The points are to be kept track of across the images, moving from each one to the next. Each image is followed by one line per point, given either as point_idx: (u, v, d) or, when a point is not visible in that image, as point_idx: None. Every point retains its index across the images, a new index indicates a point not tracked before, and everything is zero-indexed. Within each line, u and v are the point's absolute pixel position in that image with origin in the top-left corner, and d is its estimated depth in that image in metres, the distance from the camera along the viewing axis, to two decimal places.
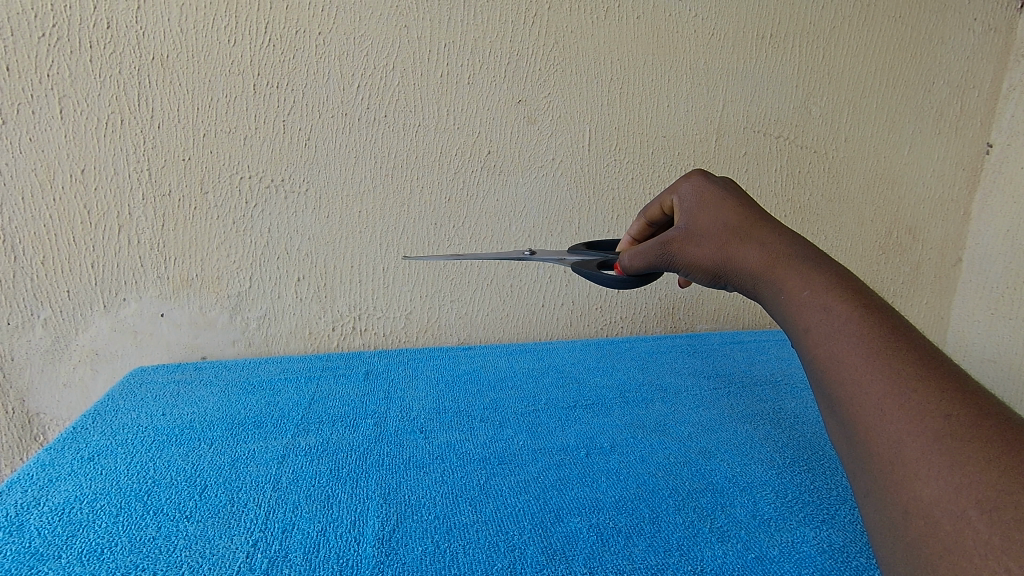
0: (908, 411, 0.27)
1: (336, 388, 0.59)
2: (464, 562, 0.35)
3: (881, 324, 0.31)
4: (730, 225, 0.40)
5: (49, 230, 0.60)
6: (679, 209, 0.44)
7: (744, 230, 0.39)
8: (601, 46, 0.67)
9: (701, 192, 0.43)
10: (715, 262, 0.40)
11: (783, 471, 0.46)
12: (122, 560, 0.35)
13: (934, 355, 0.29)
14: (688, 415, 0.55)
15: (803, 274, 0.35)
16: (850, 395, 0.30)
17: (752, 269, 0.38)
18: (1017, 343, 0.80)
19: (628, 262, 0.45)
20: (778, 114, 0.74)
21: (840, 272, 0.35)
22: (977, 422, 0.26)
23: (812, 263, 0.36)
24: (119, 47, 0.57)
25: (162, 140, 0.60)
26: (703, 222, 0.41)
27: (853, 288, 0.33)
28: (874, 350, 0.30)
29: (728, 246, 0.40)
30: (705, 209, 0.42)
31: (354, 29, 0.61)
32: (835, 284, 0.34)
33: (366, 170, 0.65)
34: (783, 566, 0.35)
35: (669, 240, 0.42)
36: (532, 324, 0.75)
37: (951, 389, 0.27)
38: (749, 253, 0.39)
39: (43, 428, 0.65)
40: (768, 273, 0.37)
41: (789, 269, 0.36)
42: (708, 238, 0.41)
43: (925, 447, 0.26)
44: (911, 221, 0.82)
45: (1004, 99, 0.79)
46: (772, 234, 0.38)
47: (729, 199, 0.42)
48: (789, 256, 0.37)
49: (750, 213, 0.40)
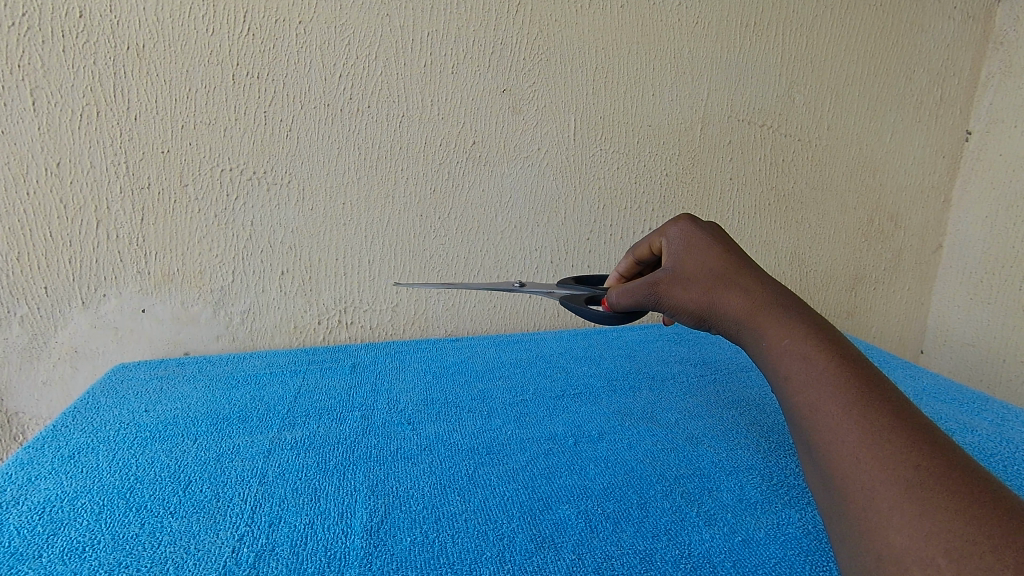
0: (881, 460, 0.28)
1: (323, 381, 0.58)
2: (452, 551, 0.35)
3: (857, 374, 0.32)
4: (716, 271, 0.41)
5: (24, 226, 0.58)
6: (667, 251, 0.45)
7: (730, 277, 0.40)
8: (586, 33, 0.67)
9: (689, 237, 0.44)
10: (701, 306, 0.41)
11: (768, 456, 0.46)
12: (104, 558, 0.34)
13: (906, 407, 0.30)
14: (675, 402, 0.55)
15: (784, 323, 0.36)
16: (827, 444, 0.30)
17: (737, 315, 0.39)
18: (996, 328, 0.82)
19: (616, 299, 0.45)
20: (761, 102, 0.75)
21: (818, 324, 0.36)
22: (945, 474, 0.26)
23: (792, 314, 0.37)
24: (94, 37, 0.56)
25: (140, 132, 0.59)
26: (690, 267, 0.42)
27: (830, 338, 0.35)
28: (850, 401, 0.31)
29: (714, 291, 0.40)
30: (691, 254, 0.43)
31: (334, 18, 0.60)
32: (814, 334, 0.35)
33: (349, 161, 0.65)
34: (768, 548, 0.36)
35: (657, 281, 0.43)
36: (520, 315, 0.75)
37: (921, 441, 0.28)
38: (734, 298, 0.39)
39: (23, 427, 0.64)
40: (753, 321, 0.38)
41: (771, 319, 0.37)
42: (695, 283, 0.41)
43: (898, 495, 0.27)
44: (892, 208, 0.83)
45: (981, 87, 0.80)
46: (756, 283, 0.40)
47: (716, 245, 0.43)
48: (772, 305, 0.38)
49: (736, 262, 0.41)
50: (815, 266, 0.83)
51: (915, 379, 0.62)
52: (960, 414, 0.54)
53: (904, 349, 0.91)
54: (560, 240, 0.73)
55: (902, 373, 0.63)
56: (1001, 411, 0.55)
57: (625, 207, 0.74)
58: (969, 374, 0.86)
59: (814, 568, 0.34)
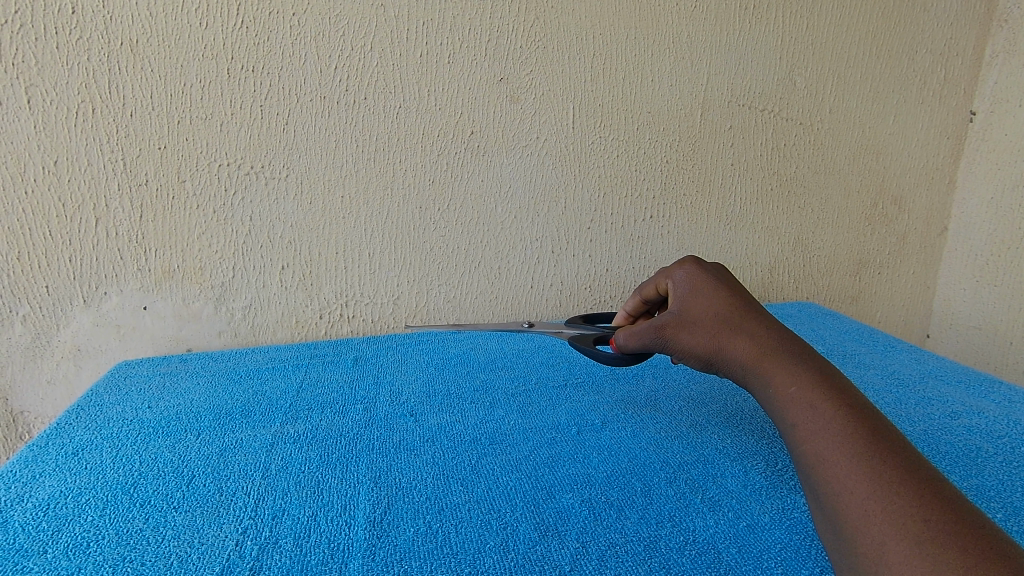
0: (890, 512, 0.28)
1: (326, 375, 0.58)
2: (456, 540, 0.35)
3: (864, 424, 0.32)
4: (721, 316, 0.42)
5: (24, 225, 0.58)
6: (673, 295, 0.46)
7: (735, 322, 0.41)
8: (583, 19, 0.66)
9: (694, 281, 0.45)
10: (706, 351, 0.42)
11: (773, 442, 0.46)
12: (109, 553, 0.34)
13: (915, 459, 0.30)
14: (678, 389, 0.55)
15: (790, 369, 0.37)
16: (836, 493, 0.30)
17: (743, 361, 0.40)
18: (1003, 310, 0.81)
19: (623, 341, 0.46)
20: (762, 87, 0.74)
21: (824, 371, 0.37)
22: (954, 529, 0.26)
23: (799, 360, 0.38)
24: (87, 33, 0.55)
25: (136, 129, 0.59)
26: (695, 310, 0.43)
27: (837, 386, 0.35)
28: (857, 451, 0.31)
29: (720, 336, 0.41)
30: (697, 297, 0.44)
31: (329, 9, 0.60)
32: (820, 382, 0.36)
33: (347, 154, 0.64)
34: (774, 533, 0.35)
35: (663, 325, 0.43)
36: (522, 306, 0.75)
37: (930, 495, 0.28)
38: (740, 344, 0.40)
39: (29, 426, 0.65)
40: (759, 367, 0.39)
41: (777, 364, 0.38)
42: (700, 327, 0.42)
43: (908, 549, 0.26)
44: (896, 191, 0.82)
45: (986, 67, 0.79)
46: (761, 327, 0.40)
47: (721, 289, 0.44)
48: (777, 351, 0.39)
49: (741, 306, 0.42)
50: (818, 251, 0.82)
51: (920, 362, 0.62)
52: (967, 397, 0.54)
53: (910, 334, 0.90)
54: (561, 230, 0.73)
55: (907, 357, 0.63)
56: (1007, 393, 0.54)
57: (626, 195, 0.74)
58: (975, 357, 0.86)
59: (820, 552, 0.34)
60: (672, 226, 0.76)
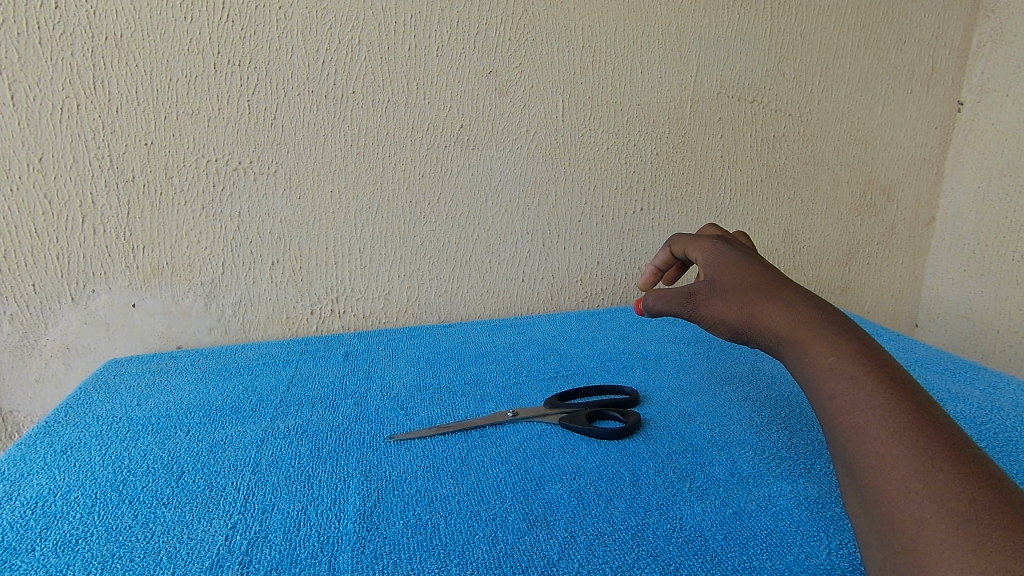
0: (930, 490, 0.28)
1: (316, 370, 0.58)
2: (445, 532, 0.35)
3: (906, 399, 0.33)
4: (755, 287, 0.43)
5: (9, 223, 0.58)
6: (705, 267, 0.47)
7: (770, 292, 0.42)
8: (571, 12, 0.66)
9: (728, 255, 0.46)
10: (739, 319, 0.43)
11: (761, 430, 0.46)
12: (97, 550, 0.34)
13: (958, 436, 0.31)
14: (668, 380, 0.56)
15: (829, 340, 0.37)
16: (875, 468, 0.31)
17: (779, 330, 0.40)
18: (990, 299, 0.82)
19: (652, 303, 0.48)
20: (751, 78, 0.74)
21: (865, 343, 0.37)
22: (998, 507, 0.26)
23: (838, 332, 0.38)
24: (70, 28, 0.55)
25: (122, 125, 0.58)
26: (728, 281, 0.44)
27: (878, 359, 0.35)
28: (898, 426, 0.31)
29: (753, 305, 0.42)
30: (730, 269, 0.45)
31: (315, 3, 0.59)
32: (861, 354, 0.36)
33: (336, 149, 0.64)
34: (760, 520, 0.36)
35: (694, 294, 0.45)
36: (513, 300, 0.75)
37: (972, 472, 0.28)
38: (773, 313, 0.41)
39: (19, 425, 0.64)
40: (795, 336, 0.39)
41: (815, 335, 0.38)
42: (733, 296, 0.43)
43: (948, 526, 0.27)
44: (885, 181, 0.82)
45: (973, 56, 0.80)
46: (799, 299, 0.41)
47: (755, 264, 0.45)
48: (816, 322, 0.39)
49: (776, 278, 0.43)
50: (807, 242, 0.82)
51: (907, 350, 0.62)
52: (953, 384, 0.54)
53: (899, 324, 0.90)
54: (552, 224, 0.73)
55: (895, 345, 0.63)
56: (993, 380, 0.55)
57: (616, 188, 0.74)
58: (963, 346, 0.87)
59: (806, 538, 0.34)
60: (663, 218, 0.76)
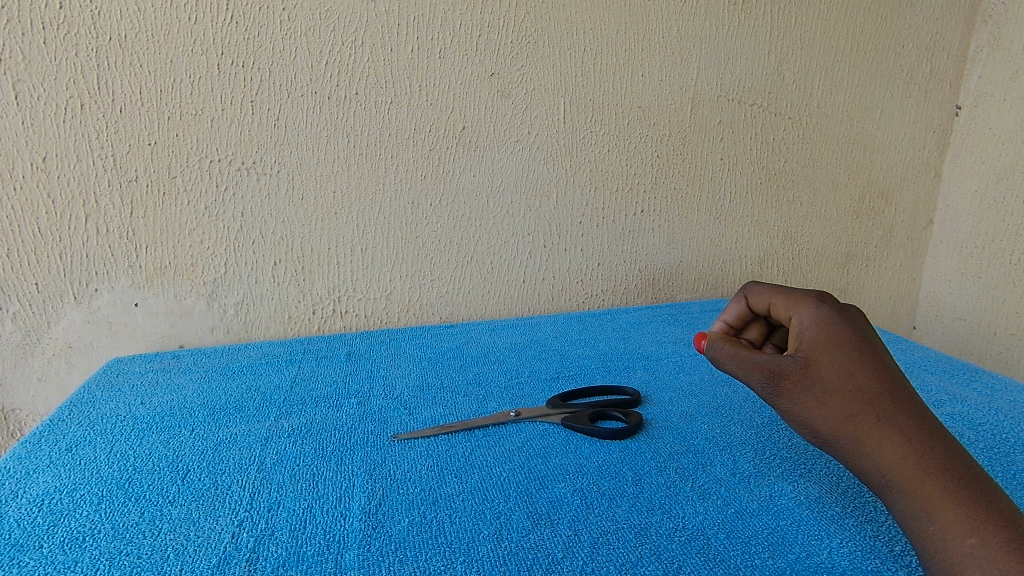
0: None
1: (320, 369, 0.59)
2: (450, 530, 0.36)
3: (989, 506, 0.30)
4: (862, 389, 0.35)
5: (13, 222, 0.58)
6: (796, 337, 0.39)
7: (878, 402, 0.35)
8: (573, 15, 0.67)
9: (832, 332, 0.37)
10: (834, 426, 0.36)
11: (762, 430, 0.46)
12: (105, 547, 0.35)
13: None
14: (669, 380, 0.56)
15: (923, 450, 0.33)
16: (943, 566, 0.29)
17: (878, 453, 0.34)
18: (986, 302, 0.83)
19: (717, 354, 0.42)
20: (751, 81, 0.75)
21: (973, 473, 0.32)
22: None
23: (944, 459, 0.32)
24: (75, 28, 0.55)
25: (126, 125, 0.58)
26: (828, 372, 0.36)
27: (977, 484, 0.31)
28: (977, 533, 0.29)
29: (853, 415, 0.35)
30: (834, 353, 0.37)
31: (319, 5, 0.60)
32: (961, 480, 0.31)
33: (338, 149, 0.64)
34: (761, 519, 0.36)
35: (780, 376, 0.38)
36: (514, 300, 0.75)
37: None
38: (885, 439, 0.34)
39: (21, 424, 0.64)
40: (897, 459, 0.33)
41: (917, 461, 0.33)
42: (829, 392, 0.36)
43: None
44: (883, 184, 0.83)
45: (971, 61, 0.81)
46: (907, 412, 0.34)
47: (864, 350, 0.36)
48: (923, 446, 0.33)
49: (885, 377, 0.35)
50: (806, 244, 0.83)
51: (906, 353, 0.62)
52: (951, 386, 0.55)
53: (896, 326, 0.91)
54: (553, 225, 0.73)
55: (893, 347, 0.64)
56: (991, 382, 0.55)
57: (617, 190, 0.74)
58: (960, 348, 0.87)
59: (807, 537, 0.35)
60: (663, 220, 0.77)
